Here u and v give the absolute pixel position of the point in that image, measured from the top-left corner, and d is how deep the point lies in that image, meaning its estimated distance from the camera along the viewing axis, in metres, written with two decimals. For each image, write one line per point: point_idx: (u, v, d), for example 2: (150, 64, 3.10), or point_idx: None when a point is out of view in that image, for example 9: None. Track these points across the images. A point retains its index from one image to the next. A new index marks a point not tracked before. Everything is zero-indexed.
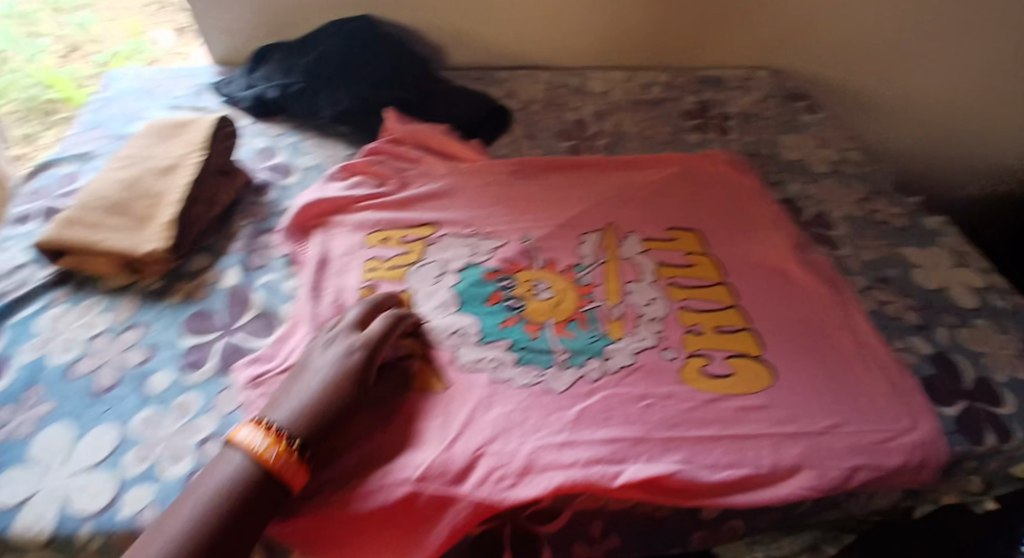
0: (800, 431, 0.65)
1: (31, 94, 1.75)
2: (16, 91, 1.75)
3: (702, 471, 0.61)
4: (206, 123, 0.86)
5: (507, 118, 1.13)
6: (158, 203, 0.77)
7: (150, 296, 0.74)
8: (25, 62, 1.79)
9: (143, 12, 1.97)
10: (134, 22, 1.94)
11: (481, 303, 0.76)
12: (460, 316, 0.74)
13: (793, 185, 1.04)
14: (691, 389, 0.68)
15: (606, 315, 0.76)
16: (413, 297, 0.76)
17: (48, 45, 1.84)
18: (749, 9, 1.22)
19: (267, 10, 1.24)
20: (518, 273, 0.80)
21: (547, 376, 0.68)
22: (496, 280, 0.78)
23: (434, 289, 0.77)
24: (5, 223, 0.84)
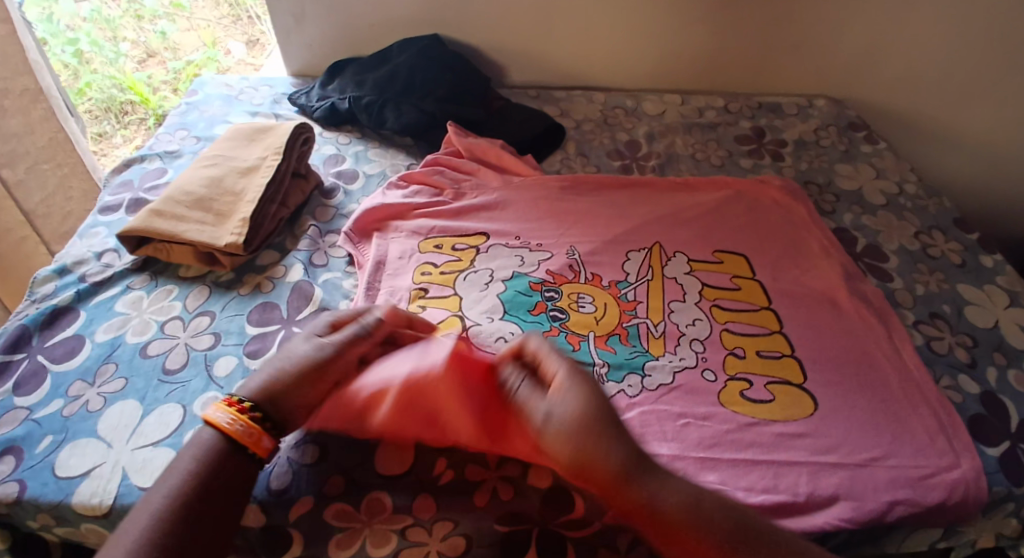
0: (840, 462, 0.64)
1: (110, 94, 1.87)
2: (95, 91, 1.85)
3: (736, 493, 0.61)
4: (285, 129, 0.92)
5: (561, 136, 1.16)
6: (237, 201, 0.83)
7: (221, 286, 0.79)
8: (106, 65, 1.90)
9: (217, 23, 2.11)
10: (207, 31, 2.08)
11: (526, 312, 0.77)
12: (504, 323, 0.75)
13: (847, 215, 1.03)
14: (730, 411, 0.68)
15: (648, 332, 0.77)
16: (460, 301, 0.78)
17: (128, 50, 1.98)
18: (810, 38, 1.22)
19: (340, 25, 1.32)
20: (563, 285, 0.82)
21: None
22: (542, 291, 0.80)
23: (481, 296, 0.79)
24: (95, 211, 0.91)
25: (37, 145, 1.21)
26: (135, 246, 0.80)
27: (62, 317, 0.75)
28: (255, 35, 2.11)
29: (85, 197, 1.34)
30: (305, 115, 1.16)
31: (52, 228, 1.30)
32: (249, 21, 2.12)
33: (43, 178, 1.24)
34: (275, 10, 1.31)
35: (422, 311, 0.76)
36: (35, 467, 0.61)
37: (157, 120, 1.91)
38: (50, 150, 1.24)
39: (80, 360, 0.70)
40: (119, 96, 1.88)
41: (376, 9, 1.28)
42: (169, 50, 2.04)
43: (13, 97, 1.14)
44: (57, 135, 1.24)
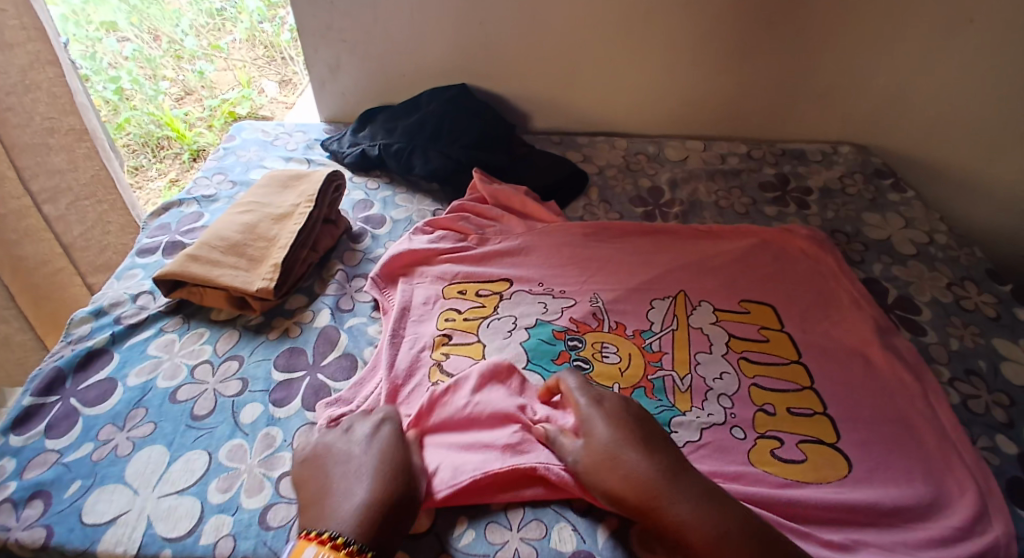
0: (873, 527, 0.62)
1: (147, 129, 1.96)
2: (134, 126, 1.94)
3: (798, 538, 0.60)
4: (318, 176, 0.95)
5: (585, 182, 1.17)
6: (270, 246, 0.85)
7: (248, 331, 0.81)
8: (146, 102, 2.00)
9: (252, 64, 2.21)
10: (244, 73, 2.17)
11: (550, 362, 0.77)
12: (528, 374, 0.75)
13: (875, 265, 1.01)
14: (760, 470, 0.66)
15: (674, 384, 0.76)
16: (484, 348, 0.78)
17: (168, 89, 2.08)
18: (834, 86, 1.23)
19: (371, 74, 1.37)
20: (587, 334, 0.82)
21: None
22: (566, 339, 0.80)
23: (504, 343, 0.79)
24: (133, 252, 0.94)
25: (80, 182, 1.26)
26: (169, 289, 0.82)
27: (97, 359, 0.77)
28: (287, 75, 2.21)
29: (121, 231, 1.39)
30: (336, 160, 1.20)
31: (88, 261, 1.35)
32: (283, 62, 2.22)
33: (84, 214, 1.29)
34: (312, 62, 1.37)
35: (445, 359, 0.76)
36: (62, 512, 0.62)
37: (192, 154, 1.98)
38: (91, 188, 1.29)
39: (111, 404, 0.72)
40: (155, 131, 1.96)
41: (407, 60, 1.33)
42: (206, 88, 2.12)
43: (59, 135, 1.19)
44: (99, 173, 1.29)
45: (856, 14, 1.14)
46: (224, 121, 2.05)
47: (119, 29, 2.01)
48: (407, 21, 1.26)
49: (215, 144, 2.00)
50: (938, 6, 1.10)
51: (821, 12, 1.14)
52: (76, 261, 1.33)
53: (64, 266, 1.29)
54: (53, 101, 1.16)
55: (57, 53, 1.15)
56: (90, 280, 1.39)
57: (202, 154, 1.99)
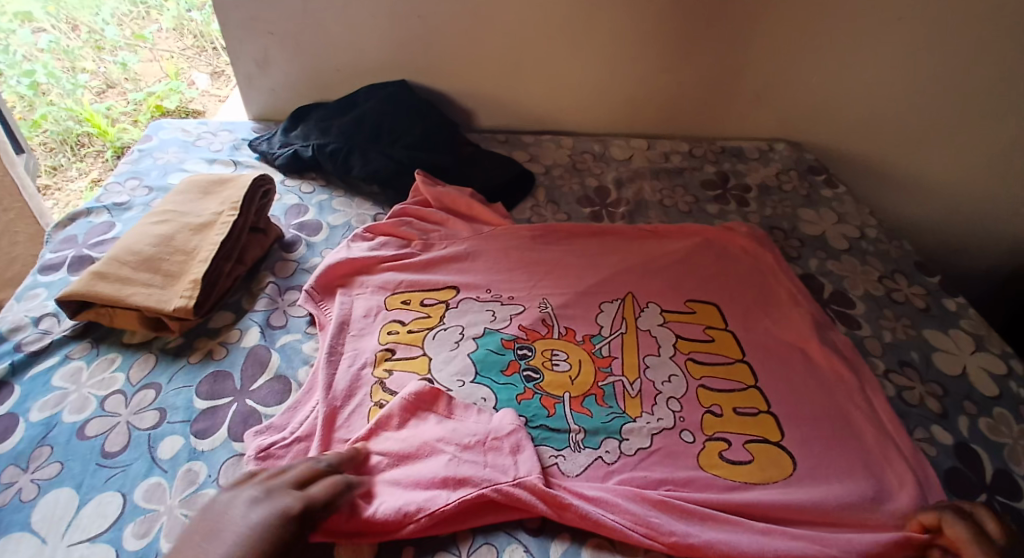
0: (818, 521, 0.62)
1: (63, 126, 1.80)
2: (49, 123, 1.79)
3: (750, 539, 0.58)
4: (243, 182, 0.88)
5: (532, 183, 1.15)
6: (189, 259, 0.78)
7: (168, 353, 0.74)
8: (61, 97, 1.84)
9: (180, 55, 2.05)
10: (172, 64, 2.01)
11: (498, 373, 0.74)
12: (477, 387, 0.72)
13: (813, 261, 1.04)
14: (710, 475, 0.66)
15: (624, 391, 0.75)
16: (429, 362, 0.75)
17: (86, 81, 1.92)
18: (771, 84, 1.26)
19: (304, 70, 1.30)
20: (536, 342, 0.79)
21: (563, 458, 0.66)
22: (514, 348, 0.78)
23: (451, 355, 0.76)
24: (35, 269, 0.85)
25: None
26: (75, 311, 0.75)
27: None
28: (218, 67, 2.05)
29: None
30: (267, 162, 1.13)
31: None
32: (214, 52, 2.08)
33: None
34: (238, 57, 1.28)
35: (388, 376, 0.72)
36: None
37: (115, 152, 1.83)
38: None
39: (9, 443, 0.64)
40: (75, 128, 1.81)
41: (342, 54, 1.27)
42: (130, 81, 1.95)
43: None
44: None
45: (792, 13, 1.16)
46: (150, 115, 1.88)
47: (33, 19, 1.88)
48: (340, 13, 1.20)
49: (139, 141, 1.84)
50: (867, 6, 1.13)
51: (759, 11, 1.16)
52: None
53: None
54: None
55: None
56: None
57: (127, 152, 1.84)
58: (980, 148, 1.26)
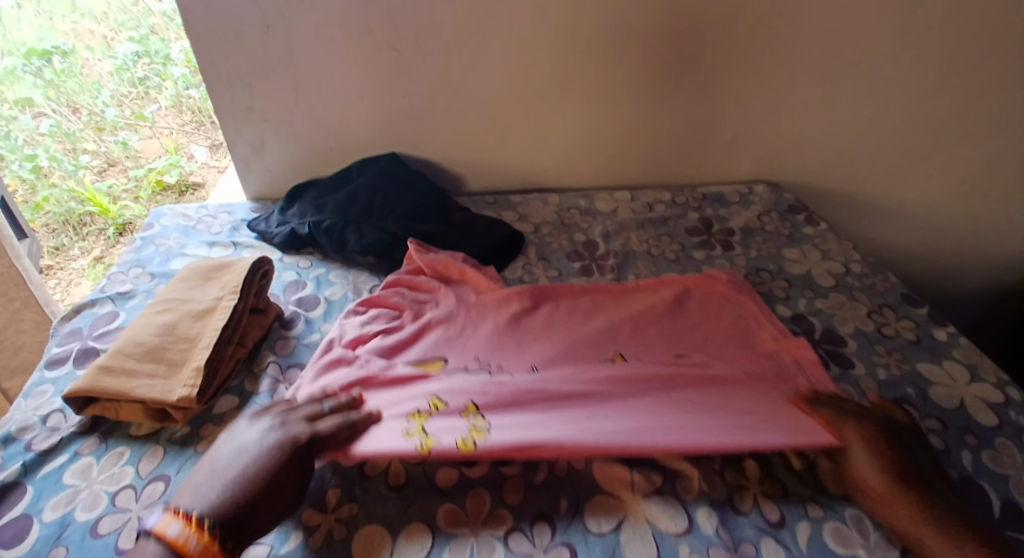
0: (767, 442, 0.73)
1: (67, 208, 1.89)
2: (52, 205, 1.87)
3: (726, 419, 0.77)
4: (242, 266, 0.91)
5: (521, 242, 1.19)
6: (191, 347, 0.80)
7: (175, 445, 0.75)
8: (65, 179, 1.91)
9: (180, 130, 2.14)
10: (172, 142, 2.10)
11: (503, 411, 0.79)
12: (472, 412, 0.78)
13: (801, 300, 1.06)
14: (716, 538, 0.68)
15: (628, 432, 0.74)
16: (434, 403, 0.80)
17: (89, 162, 2.00)
18: (742, 128, 1.32)
19: (299, 151, 1.35)
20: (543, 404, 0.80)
21: (573, 538, 0.68)
22: None
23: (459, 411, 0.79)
24: (41, 365, 0.88)
25: None
26: (82, 406, 0.77)
27: (7, 496, 0.70)
28: (218, 139, 2.18)
29: None
30: (265, 242, 1.17)
31: None
32: (213, 126, 2.19)
33: None
34: (234, 144, 1.34)
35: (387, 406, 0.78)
36: None
37: (117, 229, 1.94)
38: None
39: (25, 545, 0.65)
40: (77, 208, 1.90)
41: (334, 134, 1.33)
42: (130, 158, 2.05)
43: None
44: None
45: (758, 65, 1.23)
46: (151, 191, 2.01)
47: (35, 105, 1.89)
48: (331, 97, 1.27)
49: (140, 217, 1.96)
50: (825, 55, 1.21)
51: (726, 66, 1.23)
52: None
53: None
54: None
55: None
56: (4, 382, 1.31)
57: (127, 228, 1.96)
58: (953, 174, 1.32)
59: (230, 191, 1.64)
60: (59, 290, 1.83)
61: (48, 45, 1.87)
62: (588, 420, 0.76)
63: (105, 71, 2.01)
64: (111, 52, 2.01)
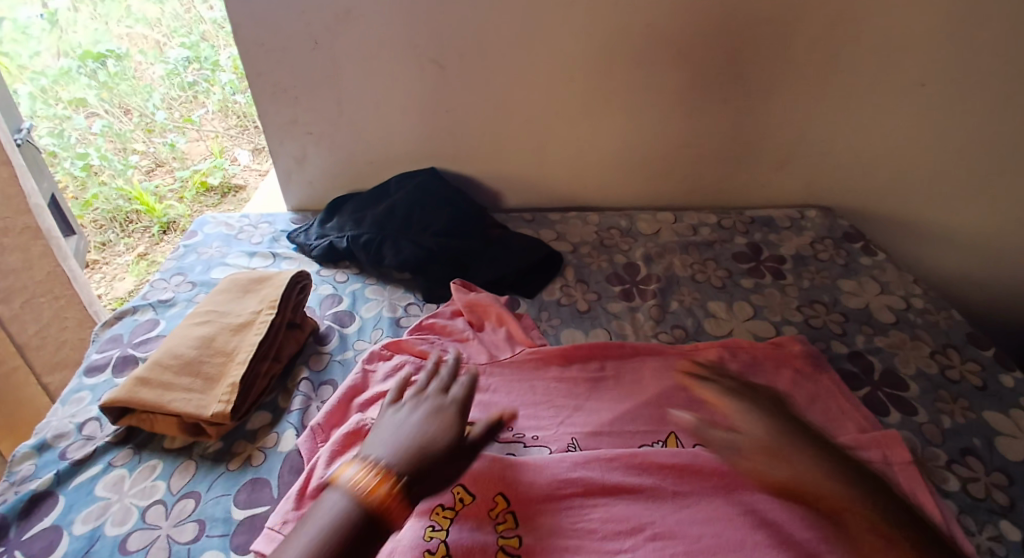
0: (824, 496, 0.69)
1: (115, 205, 1.91)
2: (101, 202, 1.90)
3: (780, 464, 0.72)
4: (281, 280, 0.91)
5: (561, 263, 1.16)
6: (228, 361, 0.80)
7: (206, 461, 0.75)
8: (114, 177, 1.95)
9: (225, 133, 2.18)
10: (218, 144, 2.14)
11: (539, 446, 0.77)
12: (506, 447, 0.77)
13: (858, 337, 1.01)
14: None
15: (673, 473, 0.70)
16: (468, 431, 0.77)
17: (138, 162, 2.04)
18: (793, 150, 1.27)
19: (339, 163, 1.35)
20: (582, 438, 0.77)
21: None
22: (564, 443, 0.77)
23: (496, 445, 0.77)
24: (79, 371, 0.89)
25: None
26: (118, 417, 0.76)
27: (41, 505, 0.70)
28: (259, 143, 2.19)
29: None
30: (303, 253, 1.17)
31: None
32: (256, 131, 2.21)
33: None
34: (277, 154, 1.35)
35: None
36: None
37: (162, 227, 1.94)
38: None
39: None
40: (124, 206, 1.92)
41: (374, 147, 1.32)
42: (177, 160, 2.08)
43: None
44: None
45: (814, 87, 1.18)
46: (196, 192, 2.02)
47: (88, 106, 1.98)
48: (374, 110, 1.27)
49: (184, 217, 1.96)
50: (884, 76, 1.16)
51: (778, 86, 1.19)
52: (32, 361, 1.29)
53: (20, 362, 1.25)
54: None
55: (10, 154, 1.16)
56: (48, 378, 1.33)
57: (172, 227, 1.96)
58: (1018, 206, 1.25)
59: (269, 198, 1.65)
60: (103, 284, 1.82)
61: (102, 50, 1.98)
62: (631, 456, 0.71)
63: (156, 75, 2.09)
64: (163, 56, 2.10)
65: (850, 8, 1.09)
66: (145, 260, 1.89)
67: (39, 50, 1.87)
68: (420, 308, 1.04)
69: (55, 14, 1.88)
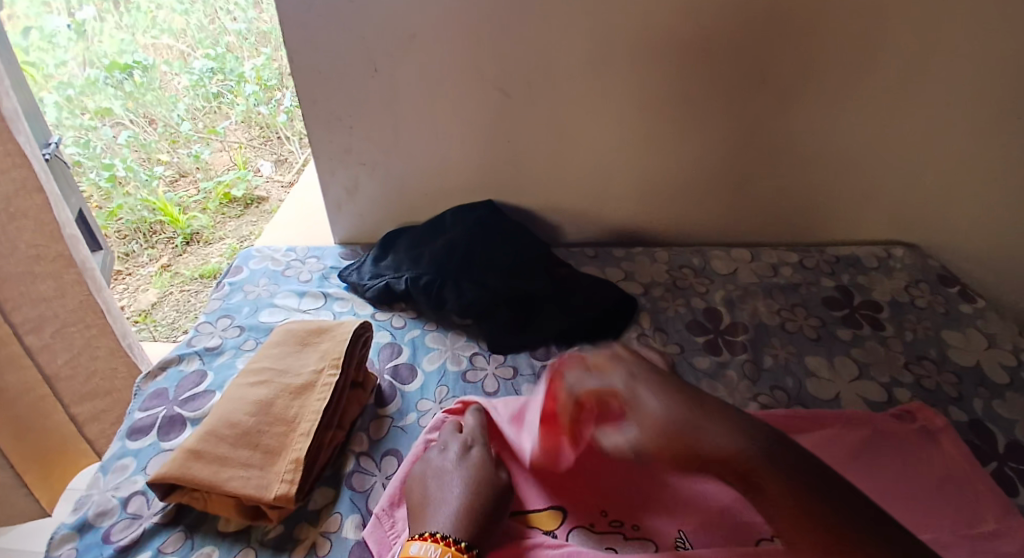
0: None
1: (140, 216, 1.83)
2: (125, 212, 1.83)
3: None
4: (343, 332, 0.82)
5: (636, 308, 1.06)
6: (289, 432, 0.71)
7: (267, 551, 0.66)
8: (139, 188, 1.86)
9: (248, 145, 2.14)
10: (240, 156, 2.10)
11: None
12: None
13: (976, 402, 0.90)
14: None
15: None
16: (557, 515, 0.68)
17: (161, 172, 1.96)
18: (882, 185, 1.17)
19: (391, 194, 1.28)
20: None
21: None
22: None
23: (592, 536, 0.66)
24: (121, 434, 0.81)
25: (65, 309, 1.15)
26: (167, 493, 0.68)
27: None
28: (283, 154, 2.15)
29: (112, 356, 1.27)
30: (356, 293, 1.08)
31: (73, 391, 1.22)
32: (280, 142, 2.17)
33: (70, 342, 1.18)
34: (327, 184, 1.27)
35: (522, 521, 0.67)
36: None
37: (185, 239, 1.87)
38: (80, 314, 1.18)
39: None
40: (148, 217, 1.85)
41: (427, 179, 1.25)
42: (200, 170, 2.03)
43: (45, 263, 1.10)
44: (89, 299, 1.19)
45: (913, 118, 1.08)
46: (218, 203, 1.96)
47: (114, 115, 1.93)
48: (431, 139, 1.19)
49: (209, 228, 1.89)
50: (994, 107, 1.05)
51: (872, 115, 1.09)
52: (59, 391, 1.20)
53: (45, 396, 1.17)
54: (40, 228, 1.07)
55: (41, 178, 1.06)
56: (73, 410, 1.25)
57: (196, 237, 1.89)
58: None
59: (308, 213, 1.55)
60: (127, 295, 1.76)
61: (128, 60, 1.94)
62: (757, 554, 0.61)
63: (181, 86, 2.05)
64: (187, 66, 2.06)
65: (963, 33, 0.99)
66: (168, 271, 1.82)
67: (65, 59, 1.84)
68: (487, 360, 0.95)
69: (82, 24, 1.85)
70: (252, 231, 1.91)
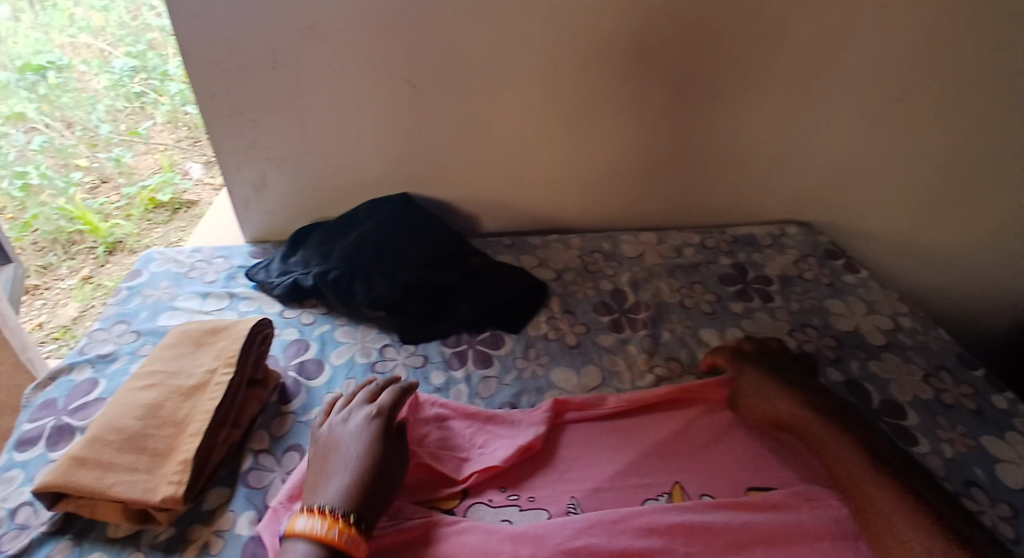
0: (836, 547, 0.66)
1: (56, 224, 1.73)
2: (41, 222, 1.73)
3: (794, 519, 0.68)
4: (241, 330, 0.82)
5: (545, 293, 1.09)
6: (179, 432, 0.70)
7: (157, 552, 0.65)
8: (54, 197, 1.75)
9: (174, 147, 2.00)
10: (168, 159, 1.96)
11: (536, 505, 0.72)
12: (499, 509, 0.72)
13: (853, 363, 0.98)
14: None
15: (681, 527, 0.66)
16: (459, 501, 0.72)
17: (81, 179, 1.86)
18: (775, 167, 1.25)
19: (304, 191, 1.26)
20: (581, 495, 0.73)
21: None
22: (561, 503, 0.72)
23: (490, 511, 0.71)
24: (6, 447, 0.77)
25: None
26: (51, 502, 0.66)
27: None
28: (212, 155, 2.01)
29: (13, 371, 1.20)
30: (264, 291, 1.07)
31: None
32: (205, 143, 2.04)
33: None
34: (235, 183, 1.25)
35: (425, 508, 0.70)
36: None
37: (108, 247, 1.75)
38: None
39: None
40: (66, 227, 1.74)
41: (340, 174, 1.24)
42: (123, 175, 1.90)
43: None
44: None
45: (796, 103, 1.16)
46: (143, 209, 1.85)
47: (28, 119, 1.82)
48: (342, 134, 1.18)
49: (132, 237, 1.77)
50: (864, 91, 1.14)
51: (758, 102, 1.16)
52: None
53: None
54: None
55: None
56: None
57: (118, 247, 1.77)
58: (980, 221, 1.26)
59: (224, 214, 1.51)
60: (43, 311, 1.63)
61: (42, 61, 1.85)
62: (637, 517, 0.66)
63: (100, 86, 1.95)
64: (108, 66, 1.97)
65: (832, 23, 1.07)
66: (92, 283, 1.69)
67: None
68: (396, 351, 0.96)
69: None
70: (179, 237, 1.78)
